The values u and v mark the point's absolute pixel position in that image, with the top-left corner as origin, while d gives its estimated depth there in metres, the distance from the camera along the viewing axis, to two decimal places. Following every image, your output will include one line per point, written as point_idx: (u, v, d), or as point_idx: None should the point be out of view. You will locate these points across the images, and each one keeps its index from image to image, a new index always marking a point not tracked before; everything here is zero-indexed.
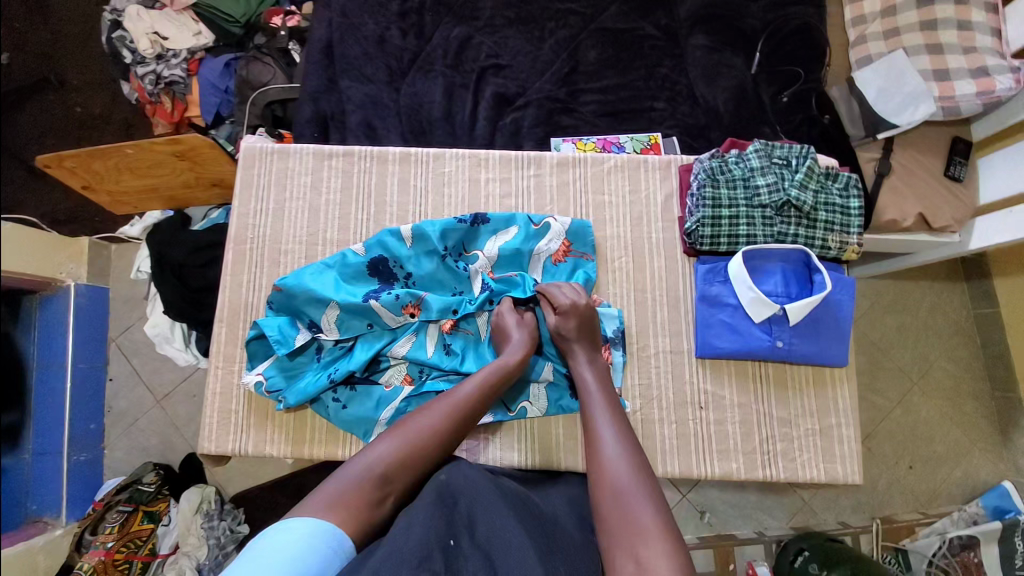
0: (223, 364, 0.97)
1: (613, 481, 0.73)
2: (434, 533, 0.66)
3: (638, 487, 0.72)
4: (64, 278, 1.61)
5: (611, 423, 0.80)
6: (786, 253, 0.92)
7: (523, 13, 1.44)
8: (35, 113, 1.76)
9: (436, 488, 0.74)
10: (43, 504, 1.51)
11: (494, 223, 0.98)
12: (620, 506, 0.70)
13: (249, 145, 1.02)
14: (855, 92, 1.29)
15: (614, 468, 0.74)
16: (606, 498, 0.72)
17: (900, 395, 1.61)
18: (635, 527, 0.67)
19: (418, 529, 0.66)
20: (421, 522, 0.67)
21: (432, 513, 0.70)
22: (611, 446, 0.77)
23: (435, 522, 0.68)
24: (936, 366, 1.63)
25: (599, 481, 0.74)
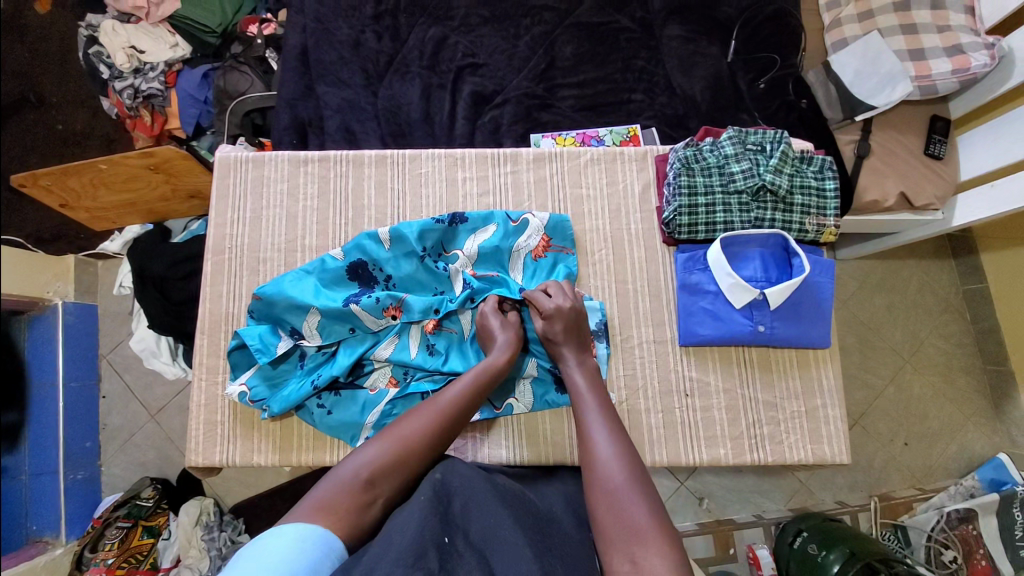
0: (207, 375, 0.96)
1: (609, 483, 0.70)
2: (428, 534, 0.64)
3: (634, 487, 0.69)
4: (51, 296, 1.60)
5: (604, 422, 0.78)
6: (764, 239, 0.92)
7: (498, 11, 1.43)
8: (15, 132, 1.76)
9: (432, 486, 0.72)
10: (40, 524, 1.50)
11: (472, 221, 0.98)
12: (617, 510, 0.68)
13: (224, 155, 1.02)
14: (831, 76, 1.29)
15: (609, 469, 0.72)
16: (602, 500, 0.70)
17: (893, 373, 1.61)
18: (632, 531, 0.65)
19: (412, 532, 0.64)
20: (414, 523, 0.65)
21: (426, 513, 0.67)
22: (604, 446, 0.74)
23: (429, 524, 0.66)
24: (927, 344, 1.63)
25: (594, 484, 0.71)
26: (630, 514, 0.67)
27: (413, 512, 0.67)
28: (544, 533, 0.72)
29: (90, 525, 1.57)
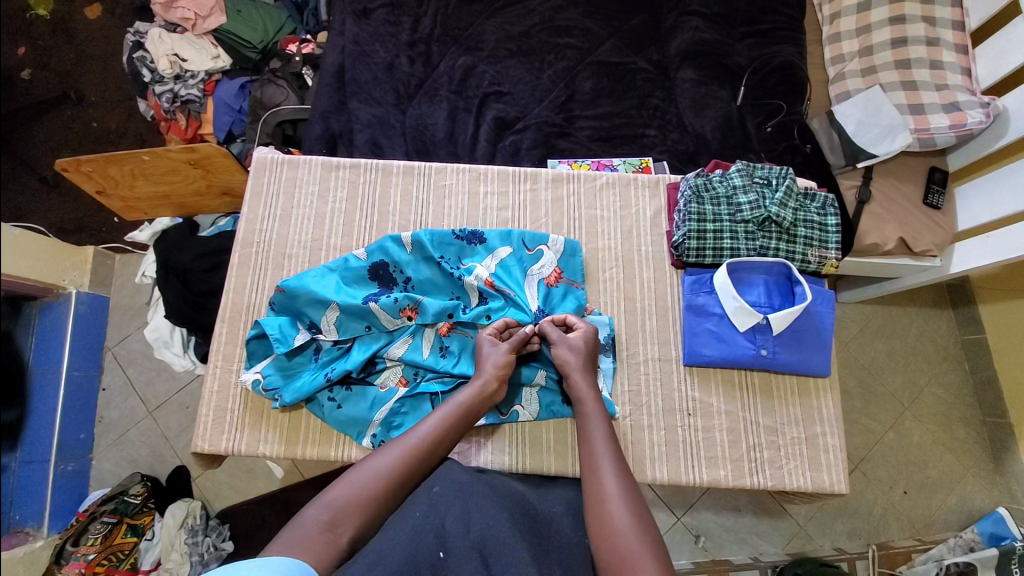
0: (221, 364, 0.98)
1: (609, 518, 0.73)
2: (420, 547, 0.70)
3: (633, 521, 0.72)
4: (67, 284, 1.66)
5: (610, 454, 0.81)
6: (769, 267, 0.97)
7: (524, 46, 1.53)
8: (54, 127, 1.86)
9: (427, 499, 0.76)
10: (25, 514, 1.48)
11: (491, 240, 1.03)
12: (616, 544, 0.71)
13: (261, 155, 1.08)
14: (834, 125, 1.38)
15: (612, 504, 0.75)
16: (602, 536, 0.72)
17: (892, 419, 1.62)
18: (626, 560, 0.69)
19: (404, 544, 0.69)
20: (408, 535, 0.70)
21: (420, 526, 0.72)
22: (610, 480, 0.77)
23: (421, 536, 0.71)
24: (926, 392, 1.65)
25: (594, 518, 0.75)
26: (626, 546, 0.70)
27: (408, 523, 0.72)
28: (537, 539, 0.77)
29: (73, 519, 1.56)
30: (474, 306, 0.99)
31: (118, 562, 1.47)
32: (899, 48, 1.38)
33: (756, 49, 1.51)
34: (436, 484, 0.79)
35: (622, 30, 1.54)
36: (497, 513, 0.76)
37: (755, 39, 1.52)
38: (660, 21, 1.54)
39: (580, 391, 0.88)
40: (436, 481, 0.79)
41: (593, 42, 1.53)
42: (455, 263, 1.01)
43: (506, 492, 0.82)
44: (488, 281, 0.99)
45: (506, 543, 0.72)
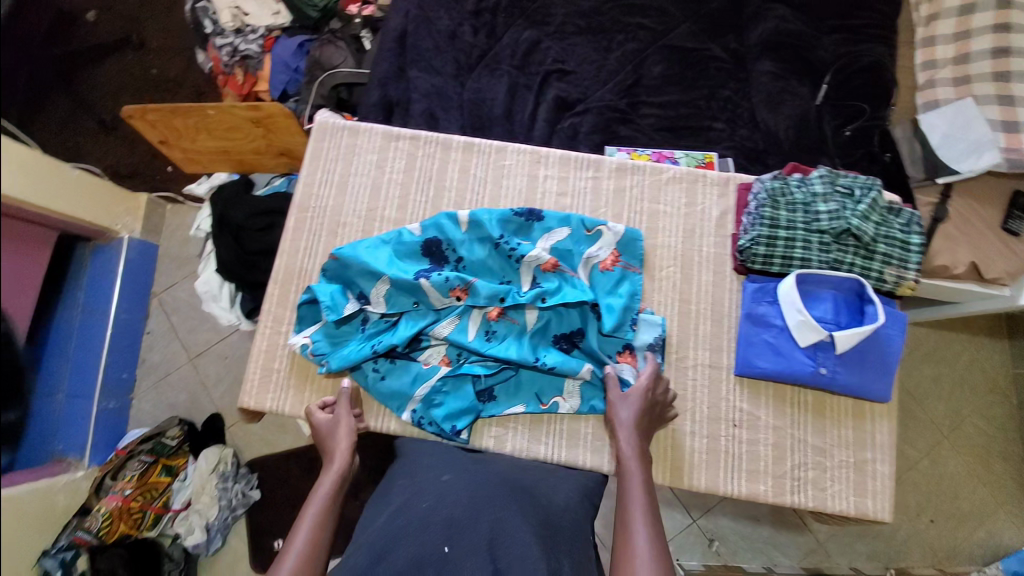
0: (272, 325, 1.00)
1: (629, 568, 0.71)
2: (425, 544, 0.72)
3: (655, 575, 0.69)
4: (119, 230, 1.73)
5: (643, 512, 0.76)
6: (839, 282, 0.91)
7: (594, 24, 1.47)
8: (111, 70, 1.86)
9: (437, 490, 0.80)
10: (69, 444, 1.55)
11: (549, 219, 0.99)
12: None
13: (323, 119, 1.07)
14: (918, 135, 1.29)
15: (637, 560, 0.71)
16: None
17: (928, 446, 1.55)
18: None
19: (408, 536, 0.73)
20: (413, 530, 0.74)
21: (428, 516, 0.75)
22: (638, 535, 0.73)
23: (426, 531, 0.73)
24: (968, 421, 1.57)
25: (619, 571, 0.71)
26: None
27: (416, 514, 0.77)
28: (548, 530, 0.75)
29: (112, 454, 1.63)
30: (525, 291, 0.96)
31: (151, 500, 1.57)
32: (1000, 59, 1.26)
33: (843, 45, 1.41)
34: (447, 474, 0.84)
35: (700, 13, 1.45)
36: (507, 502, 0.77)
37: (842, 35, 1.41)
38: (742, 7, 1.45)
39: (619, 452, 0.84)
40: (449, 471, 0.85)
41: (668, 24, 1.45)
42: (511, 242, 0.97)
43: (517, 482, 0.84)
44: (550, 261, 0.96)
45: (512, 537, 0.71)
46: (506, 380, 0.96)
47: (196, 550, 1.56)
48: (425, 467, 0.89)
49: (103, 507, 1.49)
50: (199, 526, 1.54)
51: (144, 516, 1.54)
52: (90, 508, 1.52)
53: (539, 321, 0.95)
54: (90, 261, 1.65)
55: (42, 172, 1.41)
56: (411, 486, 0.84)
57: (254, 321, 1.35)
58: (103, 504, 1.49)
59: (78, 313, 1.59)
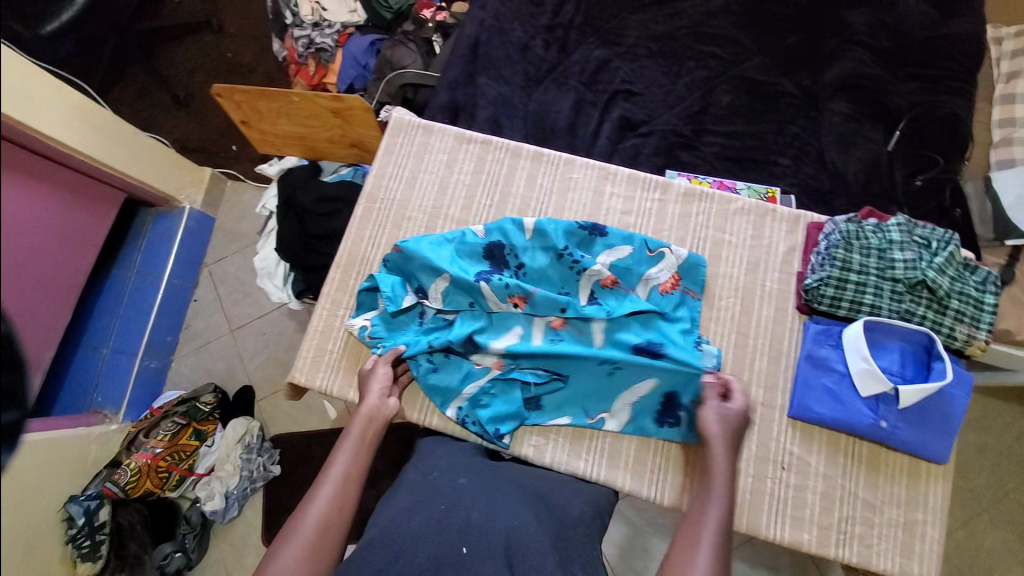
0: (329, 307, 1.03)
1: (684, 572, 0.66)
2: (443, 543, 0.69)
3: None
4: (183, 199, 1.80)
5: (714, 528, 0.71)
6: (909, 334, 0.89)
7: (666, 48, 1.48)
8: (192, 50, 2.02)
9: (452, 490, 0.78)
10: (107, 397, 1.64)
11: (611, 236, 1.00)
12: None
13: (400, 115, 1.10)
14: (991, 193, 1.26)
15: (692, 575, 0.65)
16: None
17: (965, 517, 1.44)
18: None
19: (422, 536, 0.70)
20: (429, 529, 0.71)
21: (444, 518, 0.72)
22: (703, 542, 0.69)
23: (444, 530, 0.71)
24: (1009, 496, 1.44)
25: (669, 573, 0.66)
26: None
27: (430, 514, 0.73)
28: (566, 540, 0.75)
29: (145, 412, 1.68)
30: (584, 304, 0.97)
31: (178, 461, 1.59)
32: None
33: (920, 94, 1.38)
34: (463, 477, 0.82)
35: (774, 48, 1.45)
36: (524, 512, 0.76)
37: (919, 84, 1.39)
38: (817, 46, 1.44)
39: (713, 458, 0.80)
40: (464, 475, 0.83)
41: (740, 56, 1.45)
42: (574, 255, 0.98)
43: (534, 492, 0.83)
44: (611, 278, 0.97)
45: (530, 547, 0.70)
46: (556, 390, 0.95)
47: (213, 516, 1.59)
48: (440, 467, 0.86)
49: (133, 462, 1.53)
50: (219, 494, 1.58)
51: (169, 476, 1.56)
52: (120, 462, 1.56)
53: (604, 335, 0.95)
54: (151, 226, 1.78)
55: (122, 138, 1.54)
56: (420, 488, 0.81)
57: (303, 300, 1.37)
58: (134, 459, 1.53)
59: (134, 275, 1.73)
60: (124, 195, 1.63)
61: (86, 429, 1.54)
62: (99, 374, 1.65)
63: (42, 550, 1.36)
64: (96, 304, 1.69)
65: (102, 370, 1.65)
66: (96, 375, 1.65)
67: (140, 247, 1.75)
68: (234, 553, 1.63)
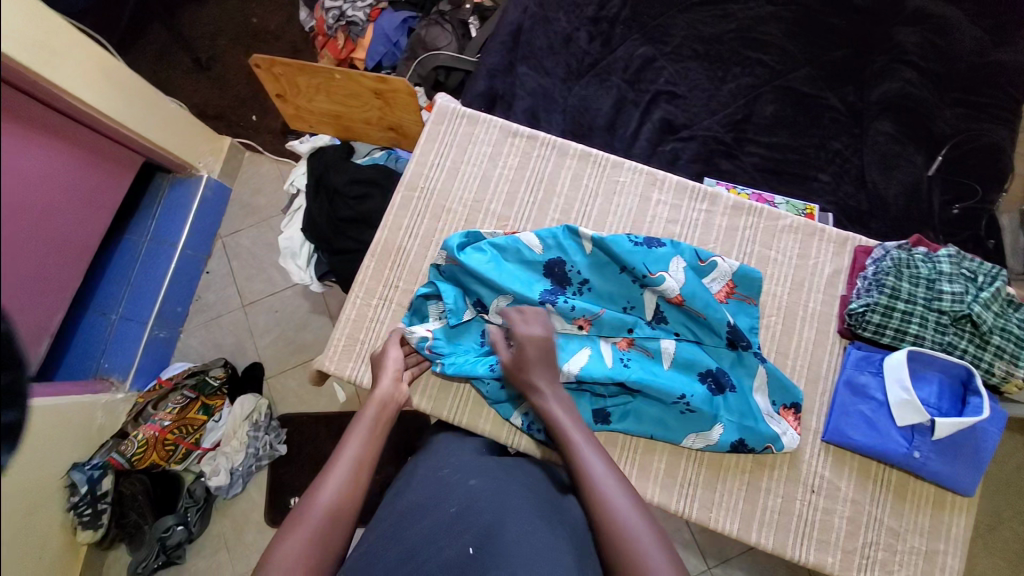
0: (362, 296, 1.03)
1: (617, 522, 0.70)
2: (448, 546, 0.65)
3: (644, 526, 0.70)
4: (200, 167, 1.72)
5: (608, 476, 0.75)
6: (947, 366, 0.90)
7: (712, 52, 1.45)
8: (217, 12, 1.95)
9: (461, 492, 0.76)
10: (113, 364, 1.58)
11: (666, 247, 0.98)
12: (627, 550, 0.67)
13: (444, 103, 1.10)
14: None
15: (622, 524, 0.69)
16: (613, 547, 0.68)
17: None
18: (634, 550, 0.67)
19: (430, 538, 0.68)
20: (437, 530, 0.69)
21: (452, 520, 0.70)
22: (605, 491, 0.73)
23: (450, 532, 0.68)
24: None
25: (608, 532, 0.70)
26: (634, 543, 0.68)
27: (438, 517, 0.72)
28: (584, 544, 0.72)
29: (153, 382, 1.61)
30: (648, 323, 0.97)
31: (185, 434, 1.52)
32: None
33: (964, 120, 1.35)
34: (473, 479, 0.80)
35: (822, 60, 1.42)
36: (534, 514, 0.73)
37: (964, 109, 1.36)
38: (866, 62, 1.41)
39: (554, 417, 0.82)
40: (476, 477, 0.80)
41: (787, 65, 1.42)
42: (640, 270, 0.95)
43: (547, 495, 0.80)
44: (677, 296, 0.94)
45: (544, 549, 0.66)
46: (623, 411, 0.93)
47: (216, 491, 1.53)
48: (452, 469, 0.84)
49: (140, 434, 1.47)
50: (224, 469, 1.51)
51: (176, 449, 1.50)
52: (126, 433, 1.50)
53: (675, 357, 0.94)
54: (167, 193, 1.71)
55: (143, 99, 1.47)
56: (431, 489, 0.80)
57: (326, 283, 1.37)
58: (141, 431, 1.48)
59: (147, 241, 1.67)
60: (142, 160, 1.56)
61: (92, 396, 1.47)
62: (106, 341, 1.59)
63: (42, 515, 1.33)
64: (108, 272, 1.64)
65: (109, 336, 1.59)
66: (103, 341, 1.59)
67: (154, 211, 1.68)
68: (235, 529, 1.56)
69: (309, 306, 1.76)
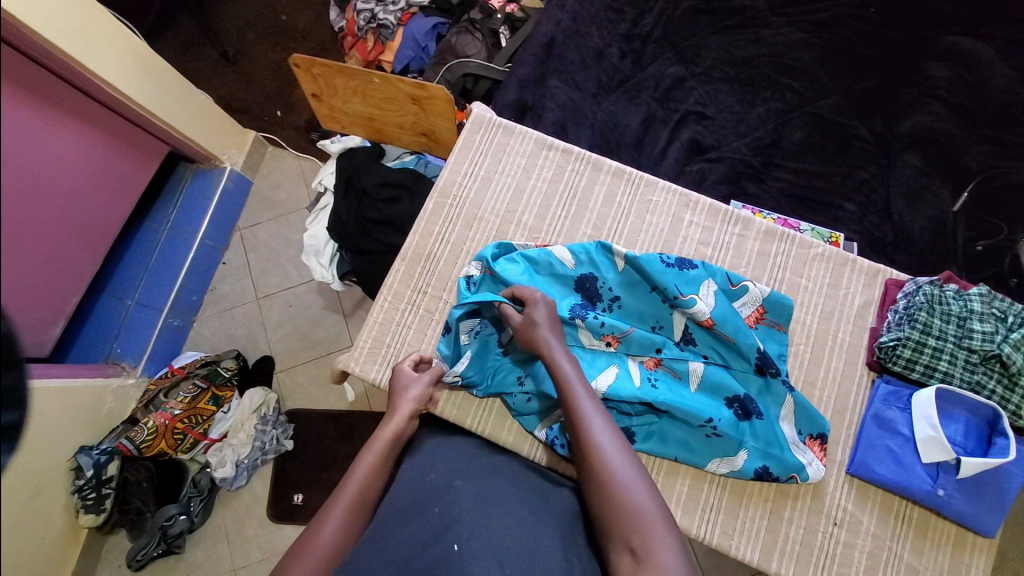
0: (390, 300, 1.08)
1: (623, 496, 0.71)
2: (432, 545, 0.68)
3: (646, 492, 0.71)
4: (225, 160, 1.71)
5: (613, 440, 0.76)
6: (975, 406, 0.91)
7: (742, 74, 1.46)
8: (247, 7, 1.96)
9: (445, 493, 0.77)
10: (126, 349, 1.56)
11: (701, 269, 0.99)
12: (632, 524, 0.68)
13: (481, 113, 1.16)
14: None
15: (624, 490, 0.71)
16: (617, 519, 0.70)
17: None
18: (636, 517, 0.68)
19: (416, 543, 0.69)
20: (423, 533, 0.71)
21: (435, 523, 0.71)
22: (613, 463, 0.74)
23: (435, 534, 0.70)
24: None
25: (612, 503, 0.71)
26: (637, 508, 0.69)
27: (423, 520, 0.72)
28: (566, 530, 0.77)
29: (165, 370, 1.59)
30: (677, 343, 0.97)
31: (195, 424, 1.50)
32: None
33: (991, 157, 1.35)
34: (458, 480, 0.81)
35: (852, 90, 1.42)
36: (518, 510, 0.76)
37: (991, 146, 1.36)
38: (896, 93, 1.41)
39: (570, 386, 0.82)
40: (460, 477, 0.81)
41: (817, 92, 1.43)
42: (672, 290, 0.96)
43: (530, 489, 0.84)
44: (708, 319, 0.95)
45: (526, 544, 0.69)
46: (649, 430, 0.93)
47: (221, 483, 1.51)
48: (438, 469, 0.85)
49: (150, 422, 1.45)
50: (230, 461, 1.50)
51: (184, 438, 1.48)
52: (136, 419, 1.49)
53: (703, 378, 0.94)
54: (189, 183, 1.69)
55: (174, 90, 1.45)
56: (417, 493, 0.79)
57: (347, 283, 1.37)
58: (152, 418, 1.45)
59: (167, 229, 1.65)
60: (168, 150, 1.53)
61: (103, 381, 1.46)
62: (119, 326, 1.57)
63: (46, 498, 1.30)
64: (124, 258, 1.61)
65: (123, 323, 1.57)
66: (117, 327, 1.57)
67: (176, 199, 1.67)
68: (237, 524, 1.53)
69: (323, 303, 1.73)
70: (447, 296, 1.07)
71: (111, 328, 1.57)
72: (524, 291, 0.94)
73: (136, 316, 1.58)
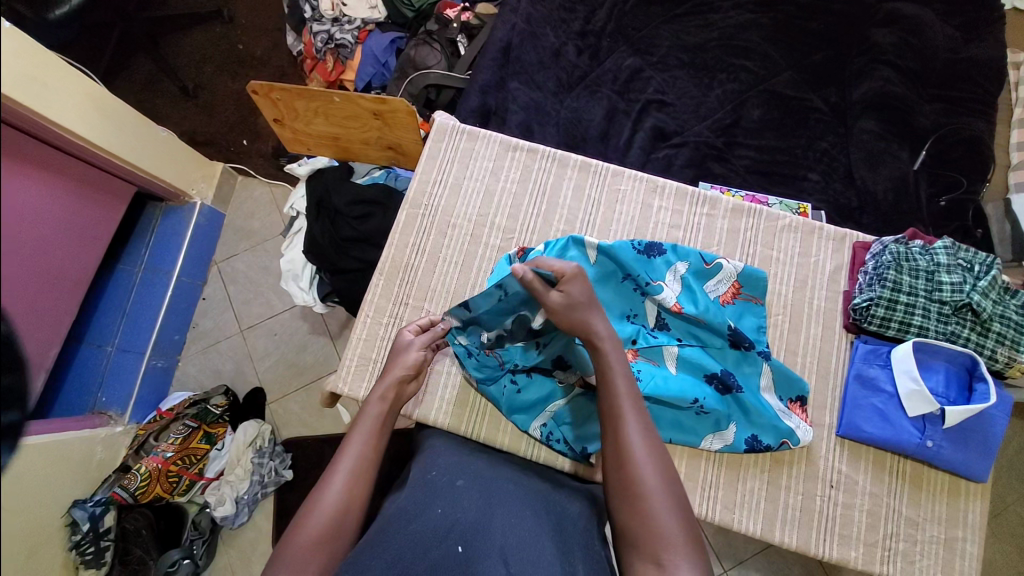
0: (372, 315, 1.07)
1: (653, 510, 0.68)
2: (437, 547, 0.68)
3: (674, 508, 0.69)
4: (194, 194, 1.68)
5: (647, 444, 0.73)
6: (952, 355, 0.94)
7: (697, 60, 1.49)
8: (201, 40, 1.95)
9: (447, 489, 0.78)
10: (111, 398, 1.52)
11: (669, 253, 1.01)
12: (658, 540, 0.66)
13: (445, 123, 1.17)
14: (1010, 216, 1.33)
15: (654, 503, 0.69)
16: (644, 532, 0.67)
17: None
18: (661, 532, 0.67)
19: (420, 541, 0.69)
20: (425, 533, 0.70)
21: (438, 522, 0.72)
22: (648, 473, 0.71)
23: (439, 534, 0.70)
24: None
25: (636, 513, 0.69)
26: (663, 523, 0.67)
27: (429, 519, 0.72)
28: (565, 537, 0.74)
29: (153, 413, 1.56)
30: (651, 329, 0.99)
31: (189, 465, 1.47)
32: None
33: (943, 115, 1.40)
34: (461, 479, 0.81)
35: (803, 64, 1.46)
36: (521, 508, 0.76)
37: (943, 105, 1.41)
38: (845, 64, 1.46)
39: (612, 386, 0.78)
40: (462, 477, 0.82)
41: (770, 70, 1.47)
42: (642, 278, 0.98)
43: (533, 489, 0.83)
44: (675, 305, 0.97)
45: (528, 544, 0.69)
46: None
47: (222, 522, 1.47)
48: (441, 468, 0.85)
49: (143, 467, 1.42)
50: (230, 498, 1.45)
51: (179, 481, 1.44)
52: (128, 466, 1.44)
53: (680, 359, 0.95)
54: (160, 221, 1.66)
55: (134, 128, 1.44)
56: (420, 492, 0.79)
57: (329, 304, 1.35)
58: (143, 463, 1.42)
59: (141, 271, 1.60)
60: (133, 189, 1.51)
61: (91, 430, 1.42)
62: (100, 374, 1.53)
63: (42, 558, 1.25)
64: (101, 303, 1.58)
65: (104, 370, 1.54)
66: (99, 374, 1.53)
67: (147, 237, 1.64)
68: (242, 561, 1.51)
69: (309, 328, 1.72)
70: (428, 305, 1.07)
71: (93, 375, 1.53)
72: (553, 264, 0.90)
73: (117, 361, 1.55)
